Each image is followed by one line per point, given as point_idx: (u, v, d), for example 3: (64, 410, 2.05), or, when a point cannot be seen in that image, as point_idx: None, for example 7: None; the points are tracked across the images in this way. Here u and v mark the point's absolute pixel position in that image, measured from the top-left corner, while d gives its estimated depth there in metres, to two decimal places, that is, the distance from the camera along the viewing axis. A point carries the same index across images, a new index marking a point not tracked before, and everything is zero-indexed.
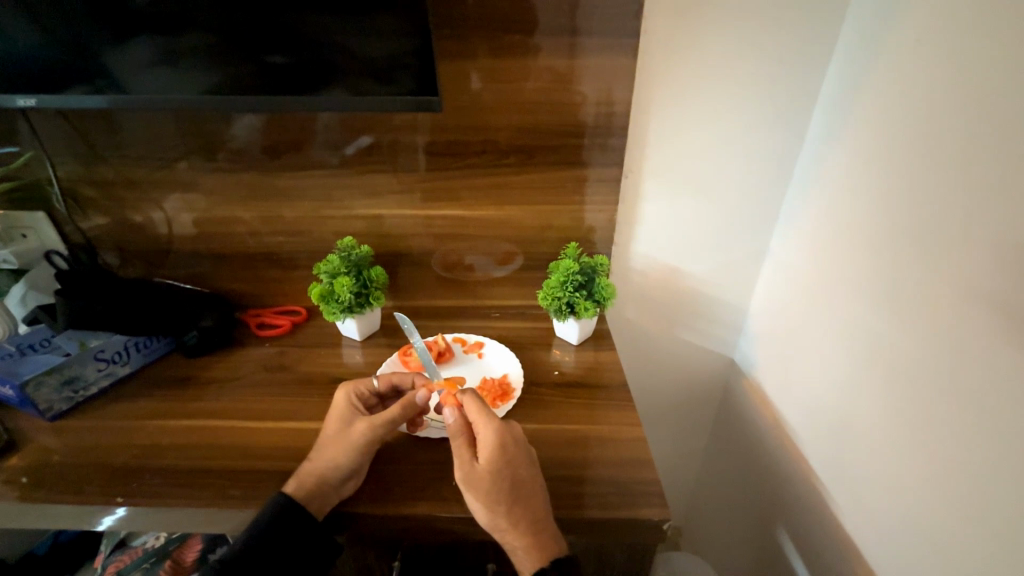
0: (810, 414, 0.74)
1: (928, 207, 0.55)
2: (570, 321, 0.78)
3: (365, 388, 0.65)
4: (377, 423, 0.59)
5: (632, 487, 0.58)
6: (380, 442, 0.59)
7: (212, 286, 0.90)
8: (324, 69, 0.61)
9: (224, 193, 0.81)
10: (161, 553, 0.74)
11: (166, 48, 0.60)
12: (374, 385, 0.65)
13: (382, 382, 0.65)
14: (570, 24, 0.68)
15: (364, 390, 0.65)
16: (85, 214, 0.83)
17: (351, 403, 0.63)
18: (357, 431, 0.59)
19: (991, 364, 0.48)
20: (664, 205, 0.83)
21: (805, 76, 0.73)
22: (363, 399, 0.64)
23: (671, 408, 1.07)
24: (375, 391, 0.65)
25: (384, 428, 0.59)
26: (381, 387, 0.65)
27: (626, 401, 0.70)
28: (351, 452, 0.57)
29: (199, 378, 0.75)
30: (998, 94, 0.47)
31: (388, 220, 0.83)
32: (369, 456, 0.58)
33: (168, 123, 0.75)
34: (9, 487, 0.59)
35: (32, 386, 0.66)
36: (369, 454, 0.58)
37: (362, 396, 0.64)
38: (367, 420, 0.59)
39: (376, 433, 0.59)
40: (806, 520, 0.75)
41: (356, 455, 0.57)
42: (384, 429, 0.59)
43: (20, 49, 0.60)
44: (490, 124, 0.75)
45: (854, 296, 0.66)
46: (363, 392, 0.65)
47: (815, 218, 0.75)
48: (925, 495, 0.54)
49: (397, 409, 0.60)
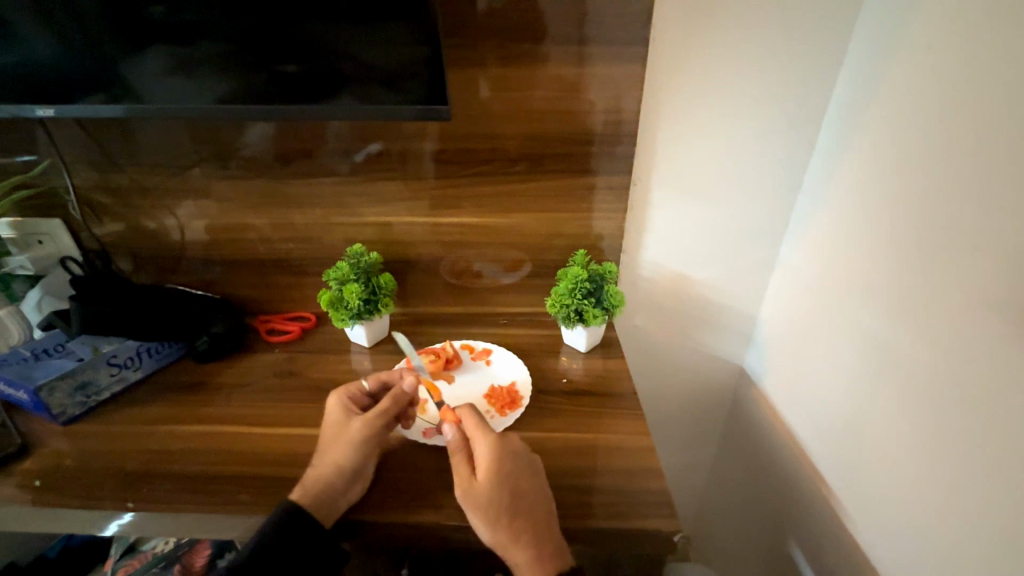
0: (820, 423, 0.73)
1: (935, 214, 0.55)
2: (578, 329, 0.78)
3: (356, 389, 0.65)
4: (374, 416, 0.60)
5: (641, 498, 0.57)
6: (379, 436, 0.60)
7: (223, 292, 0.91)
8: (334, 78, 0.61)
9: (236, 200, 0.82)
10: (170, 559, 0.74)
11: (180, 58, 0.61)
12: (365, 386, 0.66)
13: (371, 382, 0.66)
14: (579, 33, 0.68)
15: (355, 391, 0.65)
16: (100, 221, 0.85)
17: (346, 406, 0.63)
18: (354, 428, 0.60)
19: (999, 370, 0.47)
20: (673, 213, 0.83)
21: (814, 83, 0.73)
22: (355, 399, 0.65)
23: (680, 417, 1.06)
24: (367, 392, 0.66)
25: (381, 420, 0.61)
26: (371, 387, 0.66)
27: (635, 410, 0.69)
28: (352, 448, 0.58)
29: (210, 384, 0.76)
30: (1007, 99, 0.47)
31: (397, 227, 0.84)
32: (371, 452, 0.59)
33: (182, 131, 0.76)
34: (22, 491, 0.60)
35: (46, 391, 0.66)
36: (369, 449, 0.59)
37: (354, 397, 0.65)
38: (362, 417, 0.61)
39: (375, 426, 0.60)
40: (816, 532, 0.74)
41: (357, 451, 0.58)
42: (381, 420, 0.61)
43: (38, 59, 0.61)
44: (498, 131, 0.75)
45: (864, 304, 0.65)
46: (355, 394, 0.65)
47: (824, 225, 0.74)
48: (937, 507, 0.53)
49: (389, 401, 0.62)
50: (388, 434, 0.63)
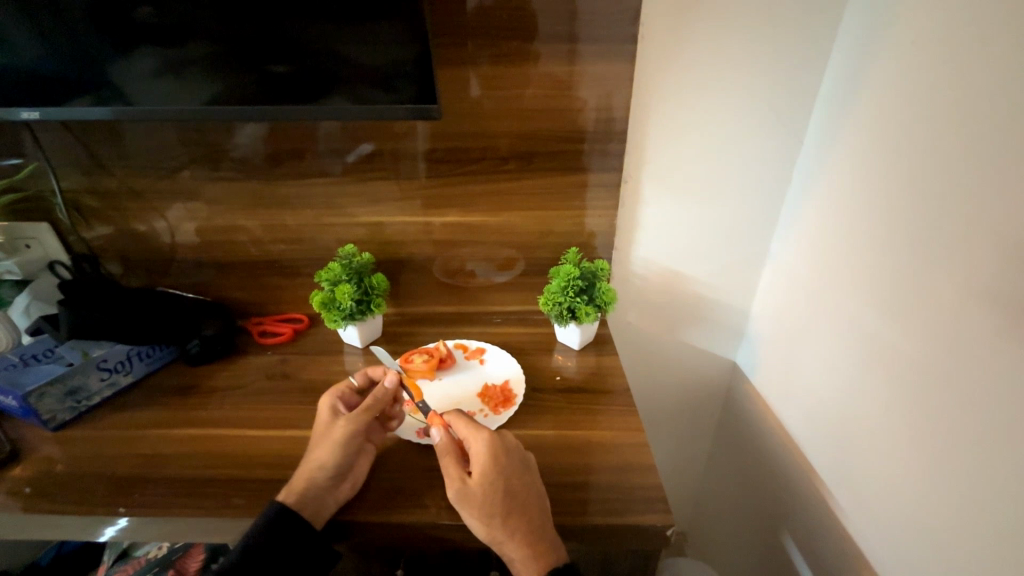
0: (813, 417, 0.73)
1: (927, 208, 0.55)
2: (572, 326, 0.78)
3: (345, 388, 0.66)
4: (355, 414, 0.61)
5: (636, 493, 0.57)
6: (363, 432, 0.60)
7: (214, 294, 0.90)
8: (325, 79, 0.61)
9: (227, 201, 0.81)
10: (165, 563, 0.73)
11: (169, 59, 0.60)
12: (353, 383, 0.67)
13: (359, 377, 0.67)
14: (569, 31, 0.68)
15: (345, 389, 0.66)
16: (88, 224, 0.84)
17: (333, 405, 0.63)
18: (336, 427, 0.60)
19: (990, 362, 0.48)
20: (663, 210, 0.83)
21: (803, 79, 0.74)
22: (344, 396, 0.65)
23: (674, 412, 1.06)
24: (355, 389, 0.67)
25: (363, 417, 0.60)
26: (360, 382, 0.67)
27: (628, 406, 0.69)
28: (332, 448, 0.57)
29: (202, 387, 0.75)
30: (998, 94, 0.47)
31: (389, 227, 0.83)
32: (354, 450, 0.59)
33: (171, 133, 0.76)
34: (13, 498, 0.59)
35: (35, 397, 0.65)
36: (352, 448, 0.58)
37: (343, 395, 0.65)
38: (345, 417, 0.61)
39: (357, 422, 0.60)
40: (808, 523, 0.75)
41: (337, 450, 0.57)
42: (363, 418, 0.60)
43: (25, 62, 0.61)
44: (490, 130, 0.75)
45: (854, 298, 0.66)
46: (344, 392, 0.65)
47: (815, 220, 0.75)
48: (927, 497, 0.54)
49: (370, 400, 0.62)
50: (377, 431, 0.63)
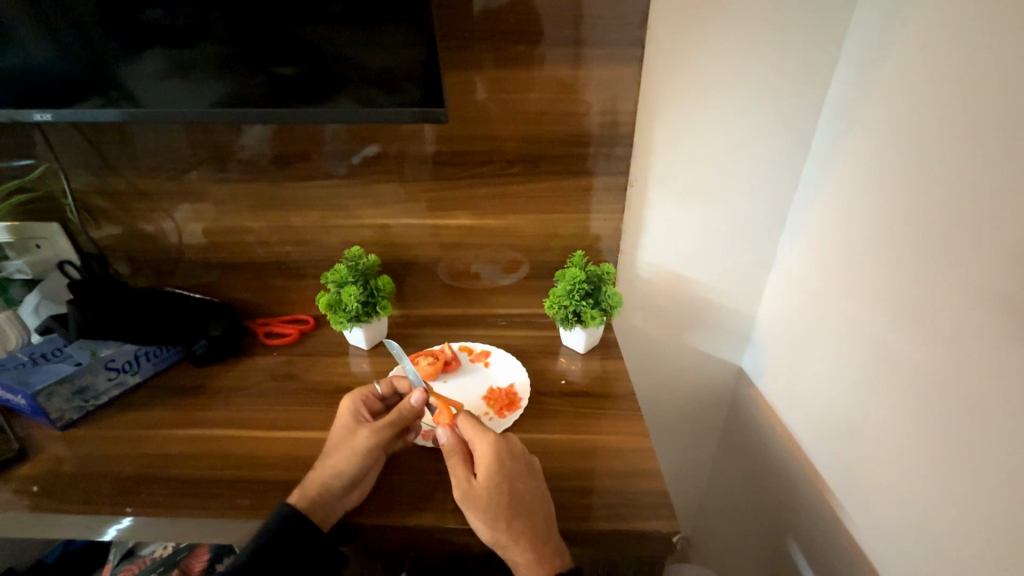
0: (818, 422, 0.73)
1: (933, 213, 0.54)
2: (576, 329, 0.78)
3: (370, 393, 0.66)
4: (381, 426, 0.60)
5: (640, 498, 0.57)
6: (384, 445, 0.60)
7: (220, 295, 0.91)
8: (332, 82, 0.61)
9: (234, 203, 0.82)
10: (169, 562, 0.74)
11: (177, 61, 0.61)
12: (377, 389, 0.67)
13: (384, 385, 0.67)
14: (575, 35, 0.68)
15: (369, 395, 0.66)
16: (97, 225, 0.85)
17: (357, 409, 0.64)
18: (359, 436, 0.59)
19: (997, 368, 0.47)
20: (670, 213, 0.83)
21: (811, 83, 0.73)
22: (368, 404, 0.65)
23: (679, 417, 1.06)
24: (379, 396, 0.67)
25: (387, 430, 0.60)
26: (384, 391, 0.67)
27: (632, 411, 0.69)
28: (353, 456, 0.57)
29: (208, 387, 0.76)
30: (1004, 99, 0.47)
31: (395, 229, 0.84)
32: (372, 462, 0.59)
33: (179, 135, 0.76)
34: (20, 496, 0.60)
35: (44, 396, 0.66)
36: (372, 460, 0.58)
37: (367, 402, 0.65)
38: (369, 427, 0.60)
39: (381, 435, 0.60)
40: (814, 530, 0.74)
41: (358, 460, 0.57)
42: (387, 432, 0.60)
43: (35, 64, 0.61)
44: (495, 133, 0.75)
45: (860, 303, 0.65)
46: (368, 397, 0.66)
47: (821, 225, 0.74)
48: (934, 506, 0.53)
49: (397, 413, 0.61)
50: (396, 443, 0.63)
